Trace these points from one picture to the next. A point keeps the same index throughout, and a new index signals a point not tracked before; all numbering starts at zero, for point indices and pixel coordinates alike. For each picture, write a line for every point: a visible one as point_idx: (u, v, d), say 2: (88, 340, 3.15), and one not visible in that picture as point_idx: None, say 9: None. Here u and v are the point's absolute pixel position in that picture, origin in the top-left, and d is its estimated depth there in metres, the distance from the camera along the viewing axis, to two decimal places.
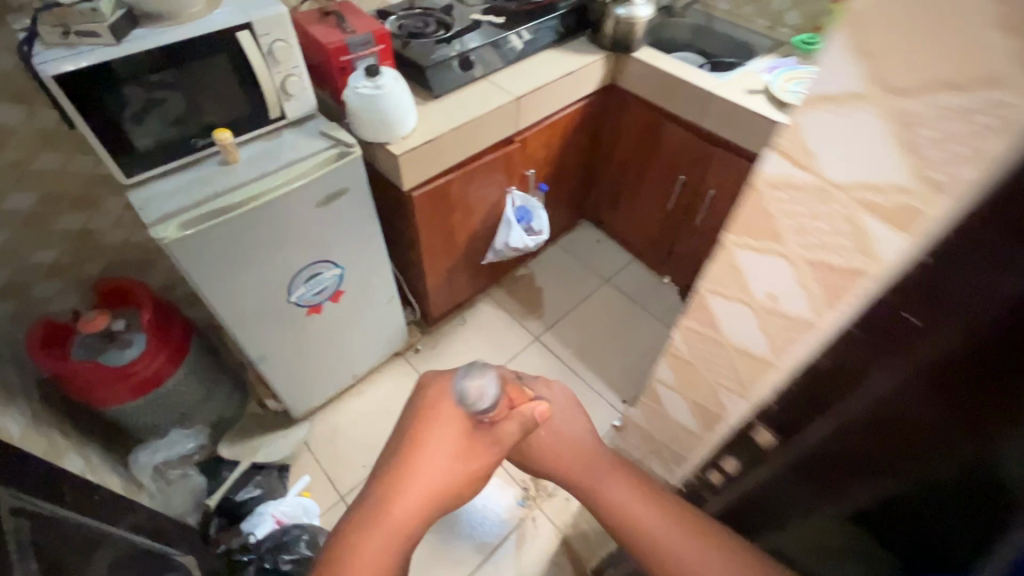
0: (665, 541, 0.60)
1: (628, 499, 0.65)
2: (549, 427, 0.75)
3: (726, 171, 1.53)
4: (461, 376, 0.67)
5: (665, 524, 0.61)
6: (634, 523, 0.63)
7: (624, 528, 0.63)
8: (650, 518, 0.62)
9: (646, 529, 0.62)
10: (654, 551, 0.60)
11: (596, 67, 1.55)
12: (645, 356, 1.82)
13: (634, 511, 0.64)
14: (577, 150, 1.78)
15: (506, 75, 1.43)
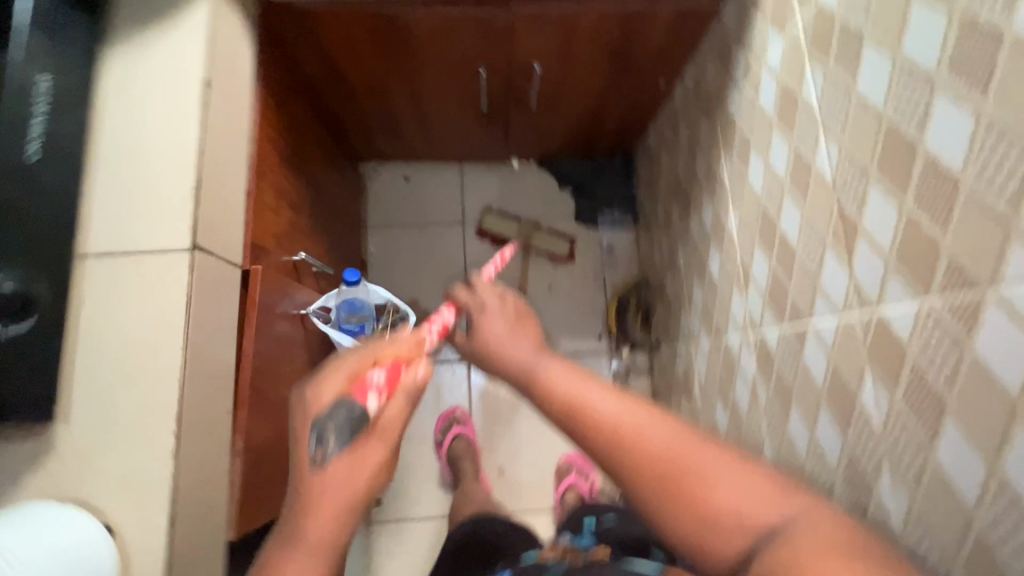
0: (637, 426, 0.49)
1: (614, 406, 0.51)
2: (495, 347, 0.65)
3: (541, 29, 0.92)
4: (318, 424, 0.53)
5: (640, 405, 0.51)
6: (594, 413, 0.51)
7: (579, 413, 0.52)
8: (617, 403, 0.51)
9: (598, 411, 0.51)
10: (634, 434, 0.49)
11: (222, 16, 0.71)
12: (572, 272, 1.47)
13: (604, 392, 0.53)
14: (302, 138, 1.03)
15: (114, 203, 0.61)
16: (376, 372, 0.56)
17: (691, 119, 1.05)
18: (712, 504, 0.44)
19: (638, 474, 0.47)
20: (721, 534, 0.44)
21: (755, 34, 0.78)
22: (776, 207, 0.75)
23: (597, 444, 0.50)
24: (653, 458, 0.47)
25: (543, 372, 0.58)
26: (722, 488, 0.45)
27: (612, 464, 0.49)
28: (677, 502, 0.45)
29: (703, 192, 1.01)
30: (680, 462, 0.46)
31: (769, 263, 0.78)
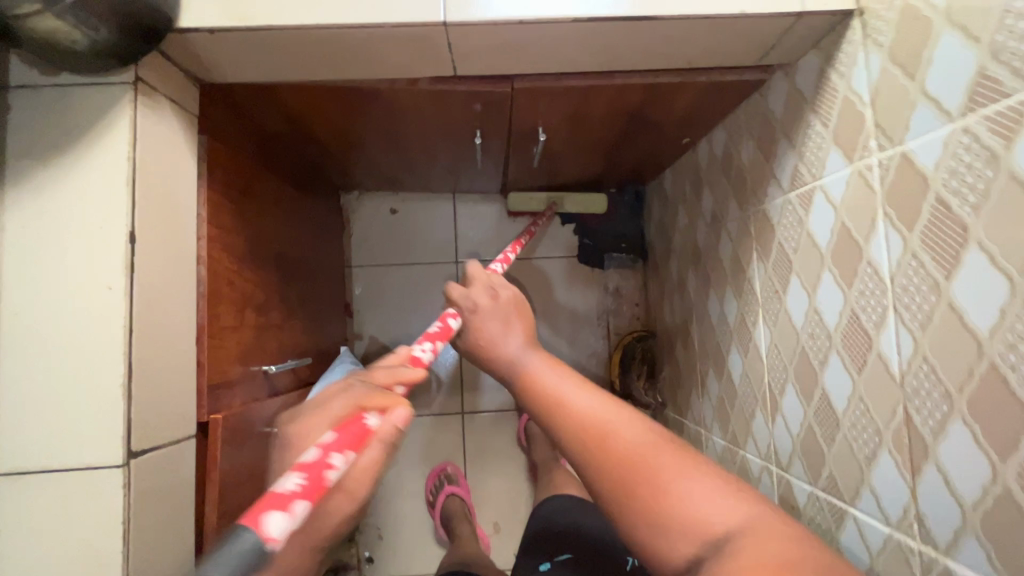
0: (607, 422, 0.52)
1: (591, 402, 0.54)
2: (486, 345, 0.66)
3: (548, 101, 0.77)
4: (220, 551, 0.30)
5: (612, 403, 0.54)
6: (572, 411, 0.54)
7: (558, 412, 0.55)
8: (589, 400, 0.55)
9: (576, 409, 0.54)
10: (604, 433, 0.51)
11: (148, 133, 0.56)
12: (574, 316, 1.36)
13: (583, 389, 0.56)
14: (271, 214, 0.88)
15: (24, 407, 0.50)
16: (283, 482, 0.35)
17: (717, 191, 0.91)
18: (673, 509, 0.46)
19: (599, 464, 0.51)
20: (675, 536, 0.46)
21: (811, 142, 0.64)
22: (820, 357, 0.64)
23: (572, 440, 0.53)
24: (619, 452, 0.50)
25: (531, 368, 0.60)
26: (686, 488, 0.47)
27: (582, 457, 0.52)
28: (637, 496, 0.48)
29: (726, 282, 0.89)
30: (649, 458, 0.49)
31: (805, 412, 0.68)
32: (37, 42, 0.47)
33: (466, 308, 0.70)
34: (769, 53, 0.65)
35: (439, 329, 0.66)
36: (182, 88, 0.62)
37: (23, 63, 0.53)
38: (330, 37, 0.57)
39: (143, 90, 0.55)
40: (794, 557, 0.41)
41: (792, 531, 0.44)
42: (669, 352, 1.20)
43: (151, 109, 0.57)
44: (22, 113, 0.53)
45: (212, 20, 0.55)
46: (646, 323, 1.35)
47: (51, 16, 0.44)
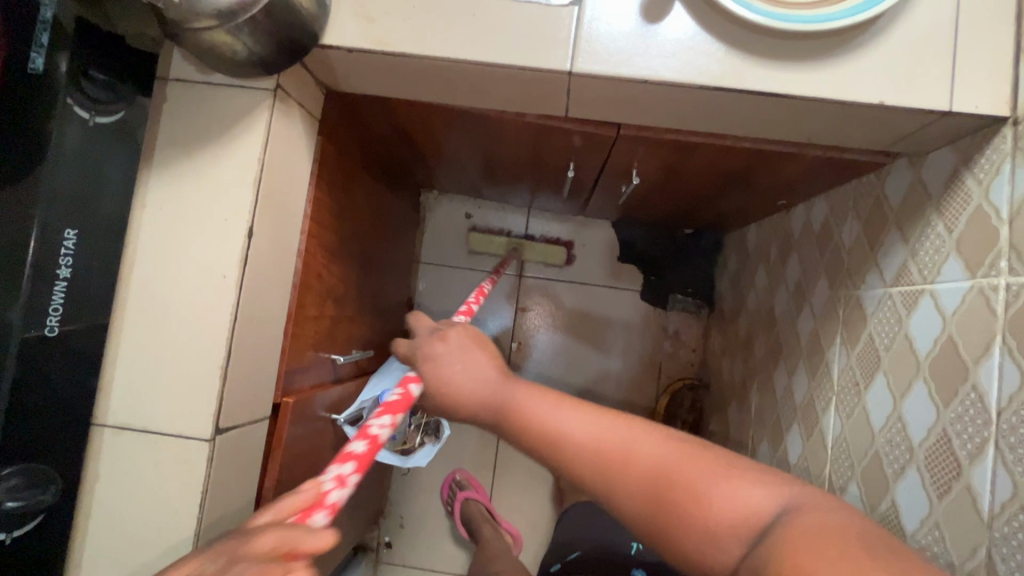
0: (619, 442, 0.46)
1: (587, 423, 0.48)
2: (447, 383, 0.56)
3: (651, 148, 0.76)
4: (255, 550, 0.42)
5: (618, 422, 0.47)
6: (565, 438, 0.47)
7: (551, 443, 0.48)
8: (591, 422, 0.48)
9: (583, 439, 0.47)
10: (626, 454, 0.45)
11: (279, 135, 0.60)
12: (630, 350, 1.34)
13: (577, 412, 0.49)
14: (360, 212, 0.92)
15: (138, 370, 0.55)
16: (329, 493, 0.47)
17: (806, 262, 0.88)
18: (708, 517, 0.39)
19: (627, 485, 0.44)
20: (721, 549, 0.39)
21: (927, 242, 0.61)
22: (896, 468, 0.61)
23: (588, 472, 0.46)
24: (639, 469, 0.44)
25: (510, 402, 0.52)
26: (716, 487, 0.40)
27: (603, 482, 0.45)
28: (673, 506, 0.41)
29: (800, 358, 0.85)
30: (670, 468, 0.43)
31: (867, 519, 0.65)
32: (202, 51, 0.53)
33: (419, 357, 0.59)
34: (898, 141, 0.62)
35: (406, 379, 0.61)
36: (311, 93, 0.66)
37: (183, 58, 0.58)
38: (457, 69, 0.60)
39: (282, 96, 0.59)
40: (848, 530, 0.34)
41: (834, 502, 0.38)
42: (720, 407, 1.17)
43: (284, 114, 0.61)
44: (175, 104, 0.58)
45: (355, 41, 0.58)
46: (700, 372, 1.32)
47: (222, 31, 0.50)
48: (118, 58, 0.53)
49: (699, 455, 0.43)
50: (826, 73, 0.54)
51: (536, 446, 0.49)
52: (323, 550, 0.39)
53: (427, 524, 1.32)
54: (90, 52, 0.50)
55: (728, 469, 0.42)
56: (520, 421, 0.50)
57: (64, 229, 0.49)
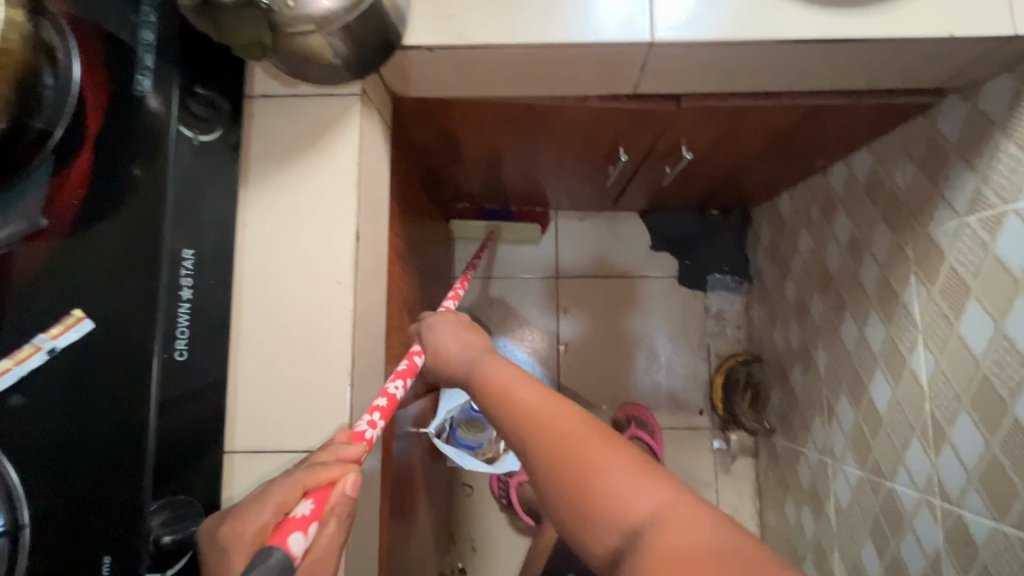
0: (552, 414, 0.45)
1: (535, 395, 0.47)
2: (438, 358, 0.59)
3: (705, 120, 0.78)
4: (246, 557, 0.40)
5: (562, 400, 0.46)
6: (515, 401, 0.48)
7: (502, 401, 0.49)
8: (538, 395, 0.47)
9: (518, 401, 0.47)
10: (548, 428, 0.44)
11: (368, 140, 0.60)
12: (675, 334, 1.36)
13: (532, 385, 0.49)
14: (417, 223, 0.92)
15: (261, 391, 0.53)
16: (297, 507, 0.40)
17: (857, 215, 0.91)
18: (594, 501, 0.39)
19: (536, 452, 0.44)
20: (597, 530, 0.39)
21: (1000, 166, 0.63)
22: (1011, 386, 0.62)
23: (514, 435, 0.46)
24: (555, 438, 0.43)
25: (481, 367, 0.54)
26: (609, 476, 0.40)
27: (523, 444, 0.45)
28: (563, 483, 0.41)
29: (871, 306, 0.87)
30: (578, 448, 0.42)
31: (987, 443, 0.65)
32: (296, 60, 0.52)
33: (425, 330, 0.62)
34: (953, 75, 0.65)
35: (407, 365, 0.58)
36: (382, 100, 0.67)
37: (267, 74, 0.57)
38: (535, 55, 0.61)
39: (366, 101, 0.59)
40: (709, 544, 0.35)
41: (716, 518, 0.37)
42: (780, 375, 1.18)
43: (369, 119, 0.61)
44: (264, 120, 0.57)
45: (437, 40, 0.59)
46: (749, 347, 1.34)
47: (319, 36, 0.49)
48: (216, 77, 0.53)
49: (607, 450, 0.42)
50: (892, 16, 0.57)
51: (489, 404, 0.50)
52: (311, 505, 0.40)
53: (500, 542, 1.28)
54: (190, 70, 0.51)
55: (621, 470, 0.40)
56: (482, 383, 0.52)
57: (183, 248, 0.50)
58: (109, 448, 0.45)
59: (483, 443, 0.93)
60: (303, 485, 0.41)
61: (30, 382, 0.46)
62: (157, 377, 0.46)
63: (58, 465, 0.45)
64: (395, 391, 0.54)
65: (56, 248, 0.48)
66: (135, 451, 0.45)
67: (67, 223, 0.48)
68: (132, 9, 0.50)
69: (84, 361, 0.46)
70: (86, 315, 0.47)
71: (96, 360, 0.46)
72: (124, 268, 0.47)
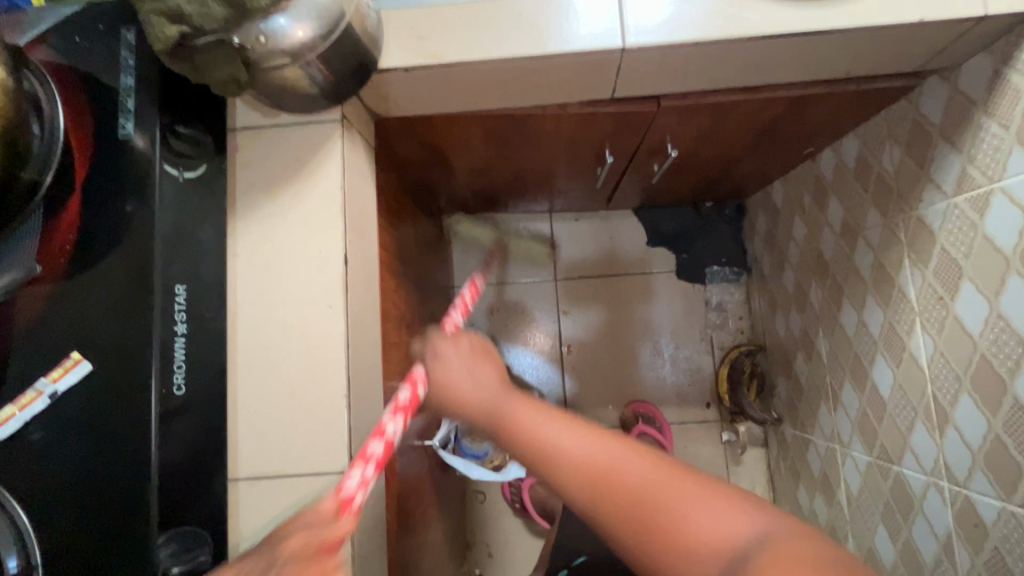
0: (607, 464, 0.44)
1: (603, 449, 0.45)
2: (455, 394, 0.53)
3: (688, 118, 0.79)
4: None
5: (610, 443, 0.45)
6: (585, 461, 0.44)
7: (545, 461, 0.46)
8: (609, 449, 0.45)
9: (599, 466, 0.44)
10: (597, 466, 0.44)
11: (351, 163, 0.61)
12: (678, 328, 1.36)
13: (568, 432, 0.46)
14: (409, 238, 0.93)
15: (259, 418, 0.54)
16: None
17: (849, 200, 0.91)
18: (690, 544, 0.39)
19: (595, 496, 0.43)
20: (701, 569, 0.39)
21: (985, 145, 0.63)
22: (1009, 366, 0.62)
23: (580, 499, 0.44)
24: (626, 491, 0.42)
25: (513, 413, 0.49)
26: (689, 507, 0.41)
27: (597, 509, 0.43)
28: (655, 537, 0.40)
29: (867, 291, 0.87)
30: (652, 494, 0.42)
31: (990, 424, 0.65)
32: (275, 90, 0.53)
33: (428, 357, 0.56)
34: (931, 57, 0.65)
35: (408, 398, 0.53)
36: (364, 122, 0.68)
37: (248, 106, 0.59)
38: (510, 68, 0.62)
39: (347, 125, 0.60)
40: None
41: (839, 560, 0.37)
42: (785, 364, 1.18)
43: (351, 142, 0.62)
44: (247, 151, 0.59)
45: (412, 61, 0.60)
46: (752, 337, 1.34)
47: (294, 67, 0.50)
48: (199, 114, 0.54)
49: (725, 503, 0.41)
50: (861, 5, 0.57)
51: (533, 468, 0.46)
52: (315, 575, 0.41)
53: (516, 547, 1.28)
54: (171, 109, 0.52)
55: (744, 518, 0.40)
56: (527, 440, 0.47)
57: (176, 283, 0.50)
58: (111, 483, 0.46)
59: (488, 452, 0.95)
60: (284, 573, 0.40)
61: (36, 425, 0.47)
62: (157, 414, 0.47)
63: (66, 503, 0.46)
64: (390, 430, 0.50)
65: (51, 291, 0.49)
66: (137, 486, 0.46)
67: (59, 266, 0.49)
68: (112, 52, 0.52)
69: (84, 402, 0.48)
70: (85, 357, 0.48)
71: (96, 399, 0.48)
72: (119, 309, 0.49)
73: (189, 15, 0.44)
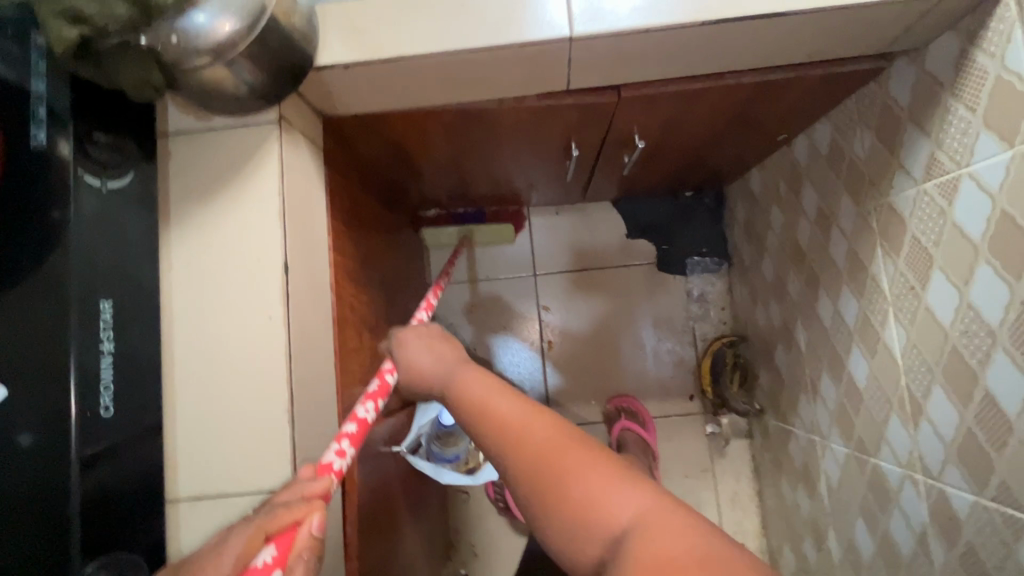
0: (520, 423, 0.45)
1: (510, 404, 0.47)
2: (410, 372, 0.58)
3: (650, 108, 0.76)
4: None
5: (530, 406, 0.46)
6: (490, 410, 0.47)
7: (476, 413, 0.48)
8: (513, 404, 0.47)
9: (500, 414, 0.46)
10: (495, 420, 0.46)
11: (292, 165, 0.58)
12: (659, 320, 1.34)
13: (504, 393, 0.48)
14: (374, 240, 0.91)
15: (199, 436, 0.53)
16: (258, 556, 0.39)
17: (823, 187, 0.88)
18: (569, 512, 0.38)
19: (490, 445, 0.45)
20: (563, 535, 0.38)
21: (952, 128, 0.61)
22: (979, 356, 0.60)
23: (484, 445, 0.46)
24: (531, 451, 0.42)
25: (457, 377, 0.53)
26: (563, 464, 0.40)
27: (503, 467, 0.44)
28: (533, 495, 0.40)
29: (842, 281, 0.85)
30: (547, 456, 0.41)
31: (962, 417, 0.63)
32: (201, 92, 0.50)
33: (393, 347, 0.61)
34: (896, 38, 0.63)
35: (377, 386, 0.58)
36: (309, 121, 0.65)
37: (180, 110, 0.56)
38: (456, 62, 0.59)
39: (286, 126, 0.58)
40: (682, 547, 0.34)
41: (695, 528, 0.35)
42: (766, 354, 1.17)
43: (292, 144, 0.59)
44: (180, 157, 0.56)
45: (352, 57, 0.57)
46: (735, 327, 1.32)
47: (217, 66, 0.47)
48: (120, 121, 0.52)
49: (590, 467, 0.40)
50: None
51: (465, 417, 0.49)
52: (274, 551, 0.39)
53: (501, 546, 1.27)
54: (88, 116, 0.49)
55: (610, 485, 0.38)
56: (457, 391, 0.51)
57: (100, 301, 0.48)
58: (34, 514, 0.44)
59: (462, 455, 0.94)
60: (264, 532, 0.41)
61: None
62: (79, 438, 0.45)
63: None
64: (366, 415, 0.54)
65: None
66: (60, 516, 0.44)
67: None
68: (23, 58, 0.49)
69: (3, 427, 0.45)
70: (1, 381, 0.46)
71: (18, 426, 0.45)
72: (39, 331, 0.46)
73: (91, 15, 0.41)
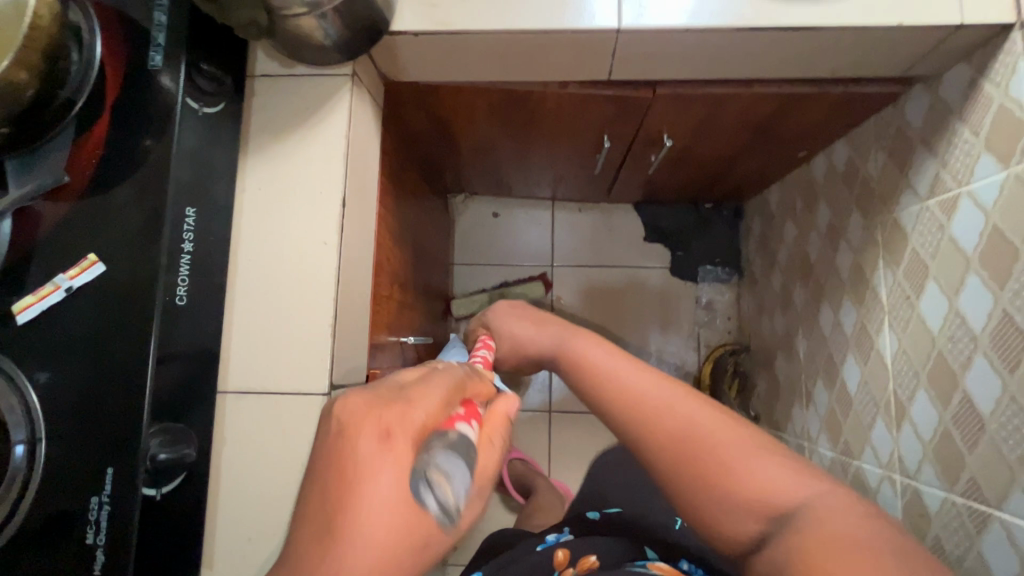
0: (661, 400, 0.48)
1: (645, 382, 0.51)
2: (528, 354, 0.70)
3: (682, 108, 0.82)
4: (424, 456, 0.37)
5: (666, 385, 0.50)
6: (622, 388, 0.51)
7: (607, 391, 0.52)
8: (648, 383, 0.51)
9: (634, 390, 0.51)
10: (625, 395, 0.50)
11: (357, 116, 0.66)
12: (667, 322, 1.39)
13: (635, 372, 0.53)
14: (411, 205, 0.98)
15: (250, 339, 0.59)
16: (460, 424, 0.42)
17: (836, 203, 0.94)
18: (729, 489, 0.42)
19: (619, 418, 0.50)
20: (721, 509, 0.42)
21: (957, 150, 0.66)
22: (962, 359, 0.65)
23: (616, 417, 0.50)
24: (673, 429, 0.46)
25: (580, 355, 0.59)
26: (719, 441, 0.44)
27: (633, 433, 0.48)
28: (683, 471, 0.44)
29: (845, 292, 0.90)
30: (702, 437, 0.45)
31: (941, 417, 0.68)
32: (293, 40, 0.58)
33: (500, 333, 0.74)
34: (914, 63, 0.69)
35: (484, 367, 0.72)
36: (373, 83, 0.73)
37: (267, 56, 0.64)
38: (513, 42, 0.66)
39: (357, 82, 0.65)
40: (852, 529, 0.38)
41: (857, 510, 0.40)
42: (767, 363, 1.21)
43: (359, 97, 0.66)
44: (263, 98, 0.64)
45: (422, 27, 0.64)
46: (739, 337, 1.37)
47: (310, 18, 0.55)
48: (221, 58, 0.60)
49: (752, 451, 0.44)
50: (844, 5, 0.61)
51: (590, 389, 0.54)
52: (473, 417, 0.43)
53: (490, 519, 1.32)
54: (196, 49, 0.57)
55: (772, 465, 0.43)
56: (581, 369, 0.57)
57: (186, 207, 0.55)
58: (112, 377, 0.51)
59: None
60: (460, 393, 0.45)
61: (52, 313, 0.52)
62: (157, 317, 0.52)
63: (72, 388, 0.51)
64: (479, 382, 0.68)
65: (76, 200, 0.55)
66: (135, 380, 0.51)
67: (86, 176, 0.55)
68: None
69: (94, 301, 0.53)
70: (99, 260, 0.53)
71: (108, 301, 0.53)
72: (134, 223, 0.54)
73: None
